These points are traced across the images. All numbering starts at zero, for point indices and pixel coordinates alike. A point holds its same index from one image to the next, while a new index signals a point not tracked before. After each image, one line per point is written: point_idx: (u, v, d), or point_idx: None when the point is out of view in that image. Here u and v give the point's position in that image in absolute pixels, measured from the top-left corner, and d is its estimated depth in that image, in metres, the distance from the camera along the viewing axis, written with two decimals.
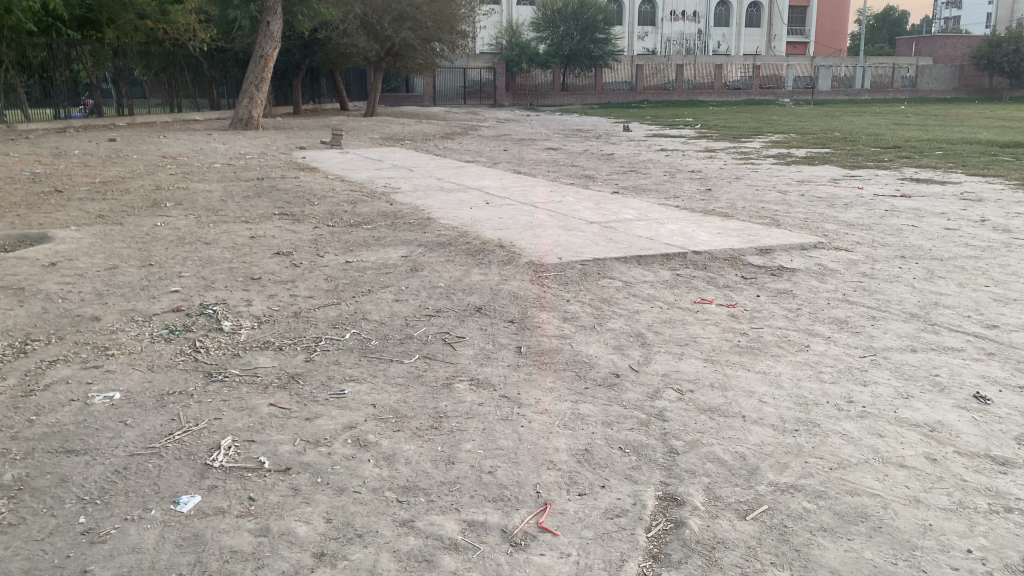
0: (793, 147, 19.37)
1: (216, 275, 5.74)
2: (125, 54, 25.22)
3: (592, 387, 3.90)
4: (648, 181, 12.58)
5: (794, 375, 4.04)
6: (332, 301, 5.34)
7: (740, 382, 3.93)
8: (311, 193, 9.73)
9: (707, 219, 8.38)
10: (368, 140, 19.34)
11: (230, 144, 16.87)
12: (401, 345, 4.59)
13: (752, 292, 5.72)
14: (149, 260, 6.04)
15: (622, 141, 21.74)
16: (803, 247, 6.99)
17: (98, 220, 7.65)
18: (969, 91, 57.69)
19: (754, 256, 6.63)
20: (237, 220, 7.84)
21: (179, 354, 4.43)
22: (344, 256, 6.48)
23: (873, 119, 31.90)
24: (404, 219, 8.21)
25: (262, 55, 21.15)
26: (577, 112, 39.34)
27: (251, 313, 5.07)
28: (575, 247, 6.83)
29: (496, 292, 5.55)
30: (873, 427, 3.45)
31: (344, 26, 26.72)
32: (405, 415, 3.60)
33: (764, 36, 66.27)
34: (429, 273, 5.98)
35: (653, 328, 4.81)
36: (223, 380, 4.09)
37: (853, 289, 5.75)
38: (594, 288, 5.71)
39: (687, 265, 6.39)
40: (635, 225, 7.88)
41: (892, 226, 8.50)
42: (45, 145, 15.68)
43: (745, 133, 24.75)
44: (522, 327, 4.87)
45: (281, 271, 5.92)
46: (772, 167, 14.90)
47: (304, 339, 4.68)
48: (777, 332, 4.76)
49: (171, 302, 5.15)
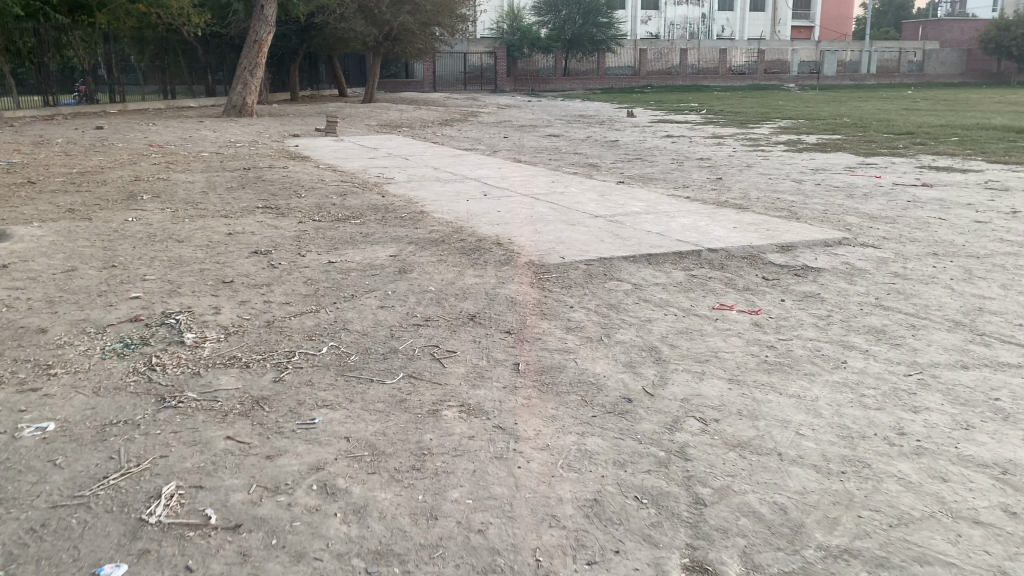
0: (802, 133, 18.79)
1: (184, 278, 5.21)
2: (117, 39, 24.62)
3: (601, 415, 3.39)
4: (655, 169, 12.04)
5: (834, 400, 3.52)
6: (310, 307, 4.80)
7: (772, 410, 3.41)
8: (299, 184, 9.18)
9: (721, 211, 7.82)
10: (365, 127, 18.79)
11: (221, 132, 16.31)
12: (382, 362, 4.06)
13: (774, 295, 5.19)
14: (112, 261, 5.51)
15: (626, 127, 21.12)
16: (826, 243, 6.45)
17: (66, 215, 7.13)
18: (976, 76, 56.94)
19: (773, 255, 6.10)
20: (216, 214, 7.31)
21: (129, 374, 3.89)
22: (328, 255, 5.95)
23: (881, 104, 31.24)
24: (396, 212, 7.68)
25: (257, 40, 20.52)
26: (580, 98, 38.64)
27: (218, 322, 4.53)
28: (578, 244, 6.29)
29: (492, 297, 5.02)
30: (934, 469, 2.92)
31: (342, 10, 26.09)
32: (382, 452, 3.08)
33: (769, 20, 65.31)
34: (419, 276, 5.45)
35: (669, 340, 4.28)
36: (176, 406, 3.55)
37: (886, 292, 5.22)
38: (599, 291, 5.18)
39: (702, 264, 5.86)
40: (644, 220, 7.32)
41: (918, 219, 7.96)
42: (29, 133, 15.13)
43: (752, 119, 24.13)
44: (521, 339, 4.35)
45: (257, 274, 5.39)
46: (782, 154, 14.33)
47: (275, 355, 4.14)
48: (807, 346, 4.23)
49: (130, 310, 4.62)
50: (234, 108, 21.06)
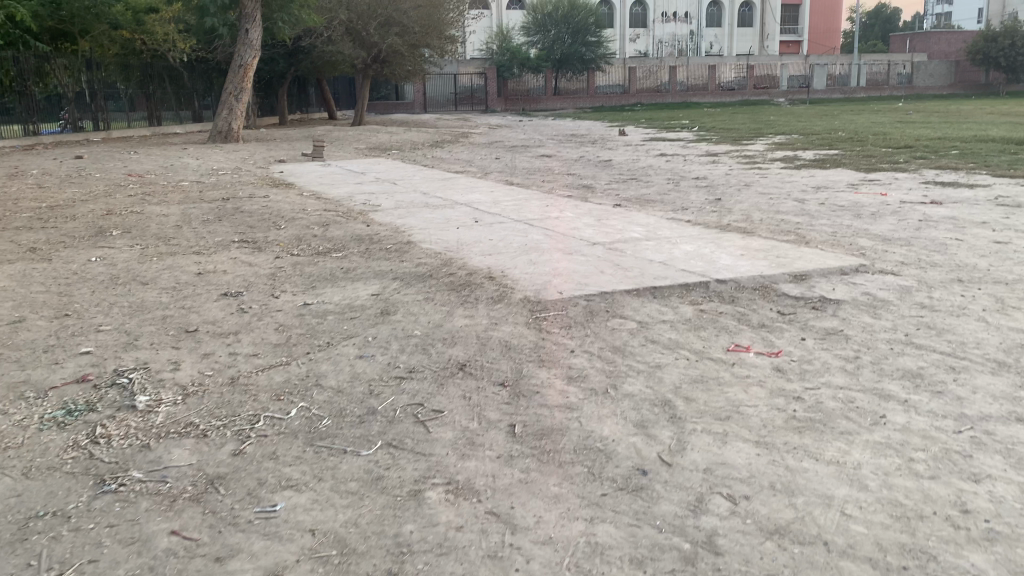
0: (799, 149, 18.41)
1: (143, 327, 4.72)
2: (100, 66, 24.18)
3: (611, 493, 2.91)
4: (652, 190, 11.64)
5: (879, 468, 3.05)
6: (280, 360, 4.31)
7: (810, 483, 2.95)
8: (280, 215, 8.72)
9: (726, 236, 7.37)
10: (353, 151, 18.38)
11: (204, 159, 15.86)
12: (358, 426, 3.57)
13: (793, 333, 4.73)
14: (66, 309, 5.02)
15: (619, 146, 20.72)
16: (844, 271, 5.99)
17: (25, 255, 6.64)
18: (965, 87, 57.03)
19: (788, 285, 5.64)
20: (188, 251, 6.84)
21: (68, 448, 3.39)
22: (304, 295, 5.46)
23: (874, 117, 30.96)
24: (381, 243, 7.22)
25: (241, 64, 20.06)
26: (570, 116, 38.39)
27: (177, 381, 4.03)
28: (577, 276, 5.82)
29: (483, 342, 4.54)
30: (1013, 563, 2.46)
31: (329, 32, 25.74)
32: (353, 550, 2.61)
33: (757, 36, 65.38)
34: (404, 317, 4.96)
35: (683, 392, 3.81)
36: (116, 490, 3.05)
37: (915, 328, 4.76)
38: (602, 332, 4.71)
39: (712, 297, 5.40)
40: (645, 247, 6.86)
41: (934, 240, 7.53)
42: (5, 165, 14.65)
43: (746, 134, 23.84)
44: (516, 393, 3.86)
45: (224, 320, 4.90)
46: (781, 171, 13.94)
47: (237, 420, 3.65)
48: (838, 396, 3.76)
49: (77, 368, 4.11)
50: (220, 134, 20.58)
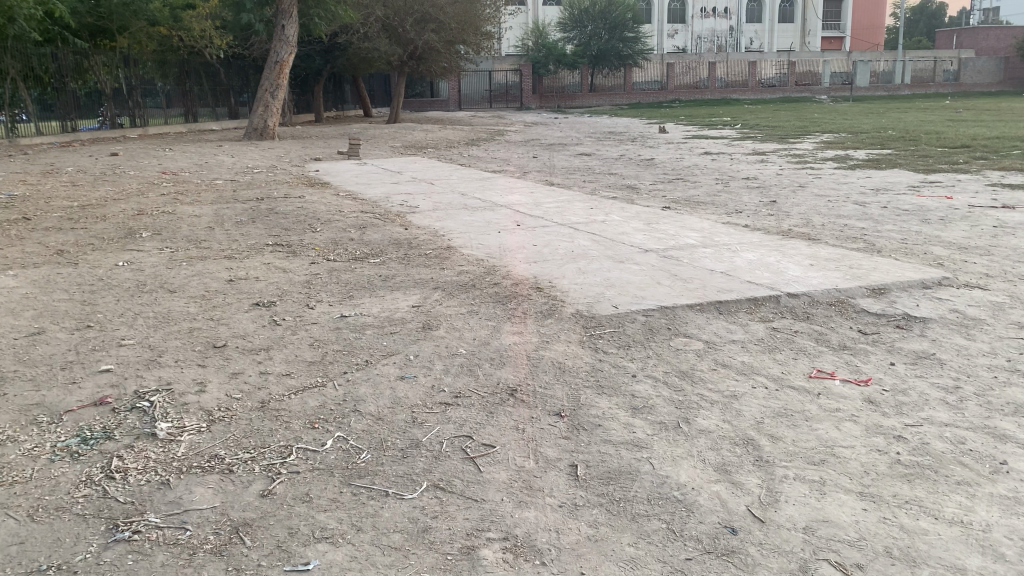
0: (849, 148, 17.70)
1: (168, 342, 4.38)
2: (137, 63, 24.15)
3: (697, 558, 2.50)
4: (700, 190, 11.15)
5: (1014, 531, 2.60)
6: (315, 380, 3.94)
7: (935, 550, 2.50)
8: (315, 216, 8.40)
9: (790, 243, 6.88)
10: (390, 148, 18.08)
11: (240, 156, 15.64)
12: (401, 463, 3.18)
13: (880, 357, 4.26)
14: (89, 320, 4.70)
15: (660, 144, 20.16)
16: (925, 284, 5.48)
17: (50, 258, 6.36)
18: (1015, 84, 55.35)
19: (866, 300, 5.15)
20: (219, 255, 6.53)
21: (80, 485, 3.05)
22: (341, 306, 5.10)
23: (923, 115, 29.87)
24: (420, 248, 6.84)
25: (278, 60, 19.86)
26: (608, 113, 37.84)
27: (202, 405, 3.67)
28: (632, 287, 5.39)
29: (535, 363, 4.13)
30: None
31: (365, 29, 25.50)
32: None
33: (798, 32, 64.08)
34: (447, 333, 4.57)
35: (766, 429, 3.37)
36: (130, 539, 2.69)
37: (1018, 352, 4.26)
38: (665, 353, 4.27)
39: (783, 313, 4.94)
40: (703, 255, 6.40)
41: (1015, 248, 6.97)
42: (42, 162, 14.55)
43: (791, 133, 23.12)
44: (576, 425, 3.44)
45: (254, 334, 4.55)
46: (835, 172, 13.34)
47: (266, 452, 3.28)
48: (946, 436, 3.30)
49: (95, 389, 3.77)
50: (255, 131, 20.36)
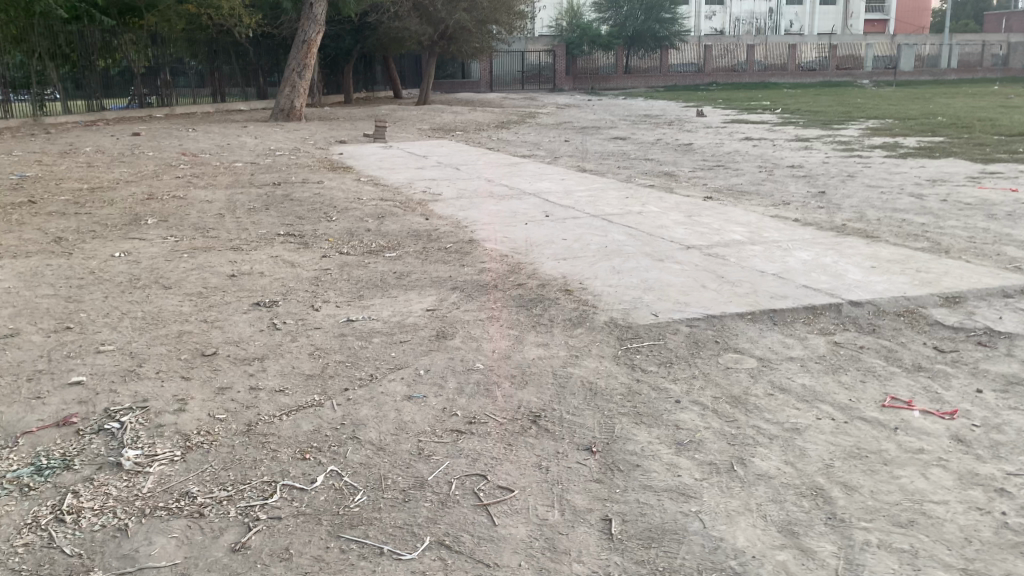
0: (897, 135, 16.85)
1: (153, 348, 3.91)
2: (166, 41, 23.83)
3: None
4: (742, 179, 10.53)
5: None
6: (311, 399, 3.45)
7: None
8: (332, 203, 7.92)
9: (846, 240, 6.25)
10: (417, 131, 17.59)
11: (263, 138, 15.21)
12: (400, 509, 2.67)
13: (965, 382, 3.66)
14: (70, 320, 4.25)
15: (698, 128, 19.41)
16: (1006, 292, 4.84)
17: (44, 247, 5.95)
18: None
19: (940, 311, 4.55)
20: (225, 245, 6.08)
21: (24, 530, 2.59)
22: (349, 308, 4.61)
23: (973, 101, 28.62)
24: (440, 241, 6.33)
25: (306, 39, 19.39)
26: (642, 95, 36.90)
27: (180, 428, 3.20)
28: (673, 291, 4.83)
29: (563, 383, 3.59)
30: None
31: (396, 8, 24.93)
32: None
33: (840, 14, 62.36)
34: (464, 343, 4.05)
35: (839, 476, 2.83)
36: None
37: None
38: (713, 373, 3.72)
39: (846, 325, 4.36)
40: (751, 253, 5.81)
41: None
42: (62, 141, 14.22)
43: (835, 118, 22.24)
44: (609, 465, 2.91)
45: (249, 340, 4.07)
46: (886, 160, 12.59)
47: (245, 491, 2.80)
48: None
49: (61, 406, 3.31)
50: (282, 112, 19.92)
